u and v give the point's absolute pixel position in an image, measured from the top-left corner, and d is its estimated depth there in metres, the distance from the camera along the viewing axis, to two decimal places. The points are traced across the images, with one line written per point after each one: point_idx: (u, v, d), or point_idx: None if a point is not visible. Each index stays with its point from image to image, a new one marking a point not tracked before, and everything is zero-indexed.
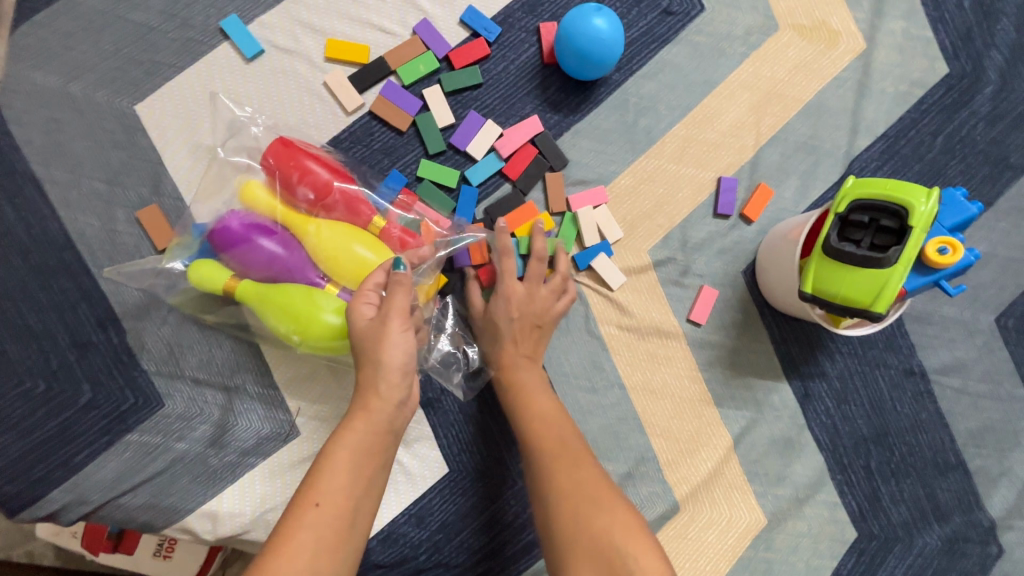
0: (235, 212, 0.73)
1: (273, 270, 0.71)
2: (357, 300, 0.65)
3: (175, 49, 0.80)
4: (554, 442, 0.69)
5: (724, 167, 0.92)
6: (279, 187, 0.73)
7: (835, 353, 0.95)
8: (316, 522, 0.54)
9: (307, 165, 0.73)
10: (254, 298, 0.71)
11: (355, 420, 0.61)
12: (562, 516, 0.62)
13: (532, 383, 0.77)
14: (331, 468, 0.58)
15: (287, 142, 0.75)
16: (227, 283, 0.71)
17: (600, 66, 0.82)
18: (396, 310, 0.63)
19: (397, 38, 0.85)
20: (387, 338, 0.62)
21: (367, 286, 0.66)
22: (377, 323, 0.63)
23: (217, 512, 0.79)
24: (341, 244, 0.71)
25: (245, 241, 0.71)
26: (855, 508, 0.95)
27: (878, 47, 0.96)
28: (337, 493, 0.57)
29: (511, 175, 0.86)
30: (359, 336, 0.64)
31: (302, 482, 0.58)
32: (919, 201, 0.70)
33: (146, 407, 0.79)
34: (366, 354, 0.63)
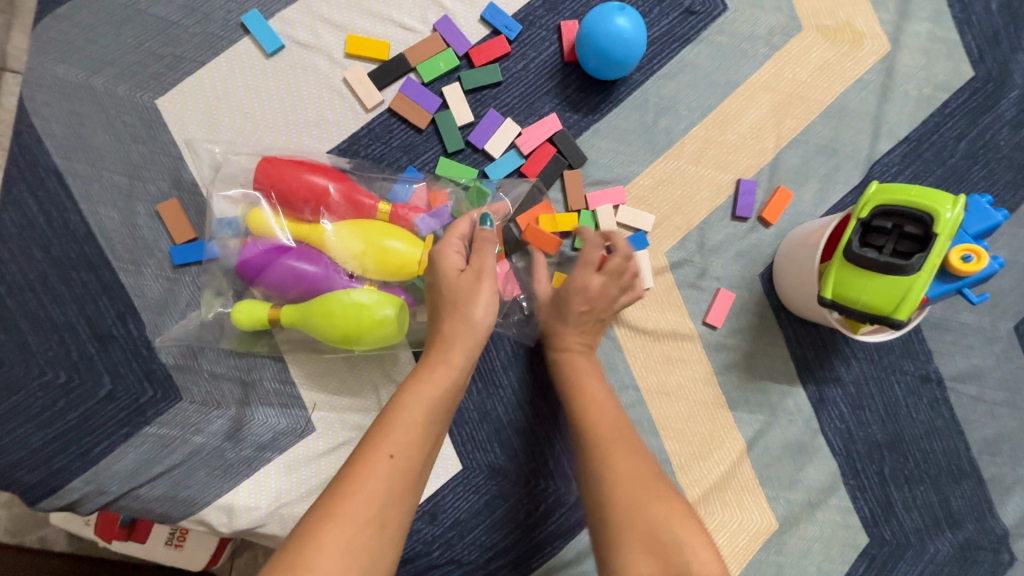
0: (248, 242, 0.74)
1: (306, 284, 0.73)
2: (446, 247, 0.69)
3: (196, 43, 0.80)
4: (608, 424, 0.68)
5: (745, 168, 0.91)
6: (289, 206, 0.75)
7: (851, 359, 0.95)
8: (387, 474, 0.54)
9: (300, 177, 0.75)
10: (297, 316, 0.73)
11: (435, 374, 0.63)
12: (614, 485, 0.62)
13: (588, 372, 0.76)
14: (403, 421, 0.58)
15: (273, 162, 0.76)
16: (270, 313, 0.74)
17: (621, 66, 0.81)
18: (488, 273, 0.68)
19: (417, 35, 0.84)
20: (478, 293, 0.66)
21: (453, 235, 0.71)
22: (471, 277, 0.67)
23: (233, 505, 0.80)
24: (362, 241, 0.73)
25: (271, 268, 0.73)
26: (867, 513, 0.95)
27: (903, 49, 0.94)
28: (408, 445, 0.57)
29: (529, 174, 0.86)
30: (448, 284, 0.67)
31: (370, 432, 0.58)
32: (945, 208, 0.69)
33: (165, 400, 0.80)
34: (457, 305, 0.66)
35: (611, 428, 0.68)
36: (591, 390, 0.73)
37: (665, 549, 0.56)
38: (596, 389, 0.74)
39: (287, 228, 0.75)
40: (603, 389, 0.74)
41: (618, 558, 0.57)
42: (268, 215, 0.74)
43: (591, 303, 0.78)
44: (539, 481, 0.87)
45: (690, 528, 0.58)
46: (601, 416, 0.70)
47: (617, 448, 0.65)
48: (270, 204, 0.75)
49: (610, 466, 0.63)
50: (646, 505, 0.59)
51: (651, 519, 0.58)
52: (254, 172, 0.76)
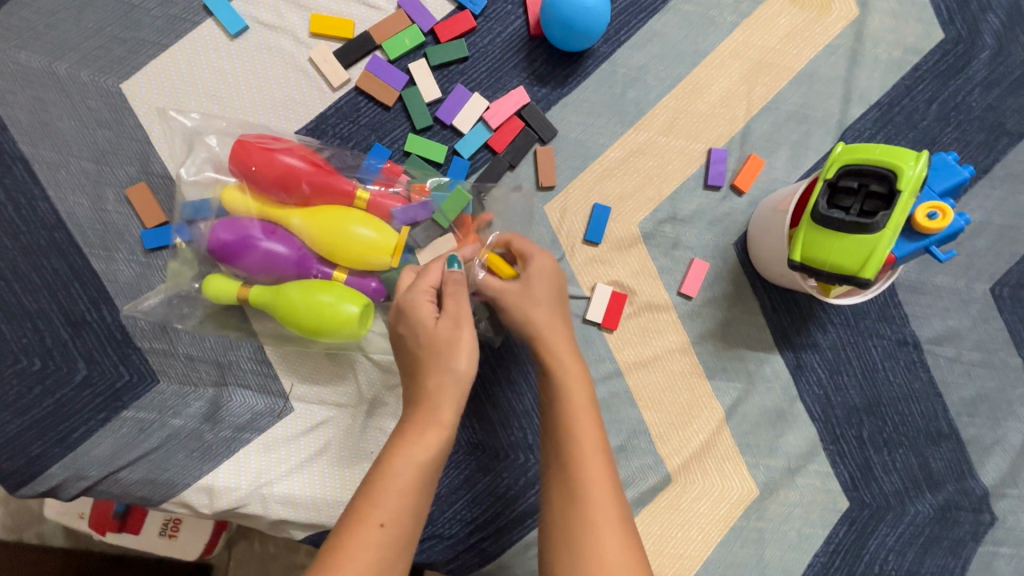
0: (222, 224, 0.74)
1: (282, 271, 0.74)
2: (419, 298, 0.67)
3: (158, 26, 0.80)
4: (603, 487, 0.62)
5: (715, 137, 0.91)
6: (258, 187, 0.74)
7: (827, 325, 0.95)
8: (375, 542, 0.56)
9: (276, 161, 0.73)
10: (269, 300, 0.74)
11: (421, 432, 0.62)
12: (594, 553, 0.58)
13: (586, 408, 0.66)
14: (389, 489, 0.58)
15: (247, 145, 0.73)
16: (240, 293, 0.75)
17: (586, 37, 0.81)
18: (462, 316, 0.67)
19: (382, 13, 0.84)
20: (458, 343, 0.65)
21: (424, 284, 0.68)
22: (449, 326, 0.66)
23: (213, 487, 0.81)
24: (340, 230, 0.74)
25: (245, 252, 0.74)
26: (847, 478, 0.96)
27: (872, 13, 0.94)
28: (401, 516, 0.58)
29: (497, 148, 0.86)
30: (428, 336, 0.65)
31: (362, 496, 0.59)
32: (907, 164, 0.69)
33: (141, 384, 0.81)
34: (439, 360, 0.65)
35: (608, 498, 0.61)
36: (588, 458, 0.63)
37: None
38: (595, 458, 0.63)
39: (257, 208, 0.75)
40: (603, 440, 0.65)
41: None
42: (239, 194, 0.74)
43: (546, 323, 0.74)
44: (516, 455, 0.88)
45: None
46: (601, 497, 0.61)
47: (608, 523, 0.59)
48: (242, 183, 0.74)
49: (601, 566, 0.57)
50: None
51: None
52: (230, 154, 0.74)
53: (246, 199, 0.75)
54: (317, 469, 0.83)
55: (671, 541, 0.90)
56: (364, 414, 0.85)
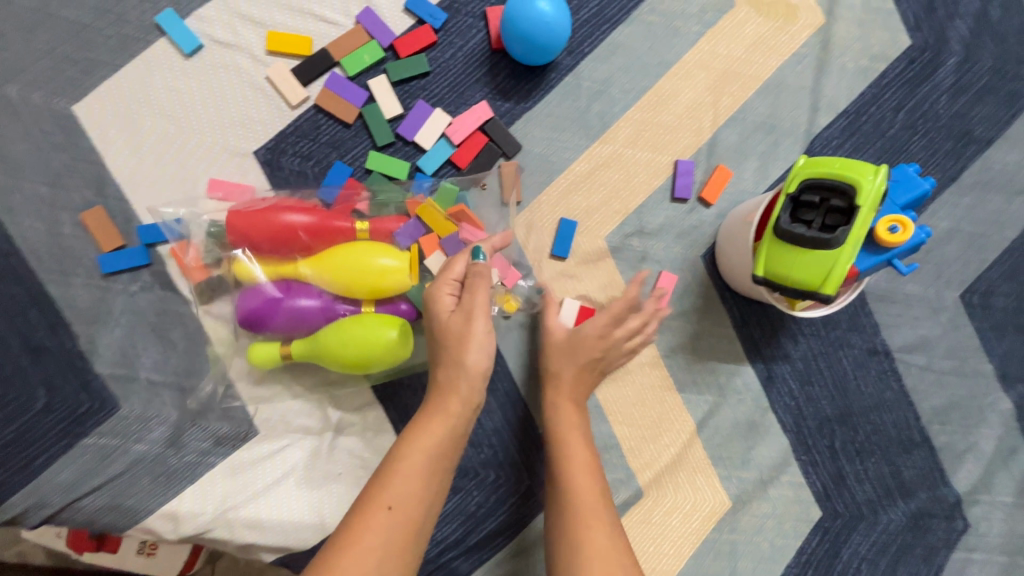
0: (243, 294, 0.76)
1: (315, 321, 0.76)
2: (439, 290, 0.72)
3: (111, 46, 0.78)
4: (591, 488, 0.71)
5: (682, 149, 0.90)
6: (265, 251, 0.76)
7: (798, 335, 0.95)
8: (386, 523, 0.60)
9: (276, 221, 0.76)
10: (312, 352, 0.75)
11: (433, 424, 0.68)
12: (584, 542, 0.66)
13: (569, 419, 0.78)
14: (404, 473, 0.64)
15: (243, 215, 0.76)
16: (283, 353, 0.77)
17: (546, 51, 0.80)
18: (477, 306, 0.71)
19: (340, 29, 0.83)
20: (471, 335, 0.70)
21: (447, 276, 0.74)
22: (461, 317, 0.70)
23: (178, 512, 0.80)
24: (358, 267, 0.75)
25: (274, 314, 0.75)
26: (819, 488, 0.96)
27: (838, 21, 0.93)
28: (410, 498, 0.63)
29: (460, 163, 0.85)
30: (442, 328, 0.71)
31: (376, 479, 0.64)
32: (866, 178, 0.69)
33: (102, 410, 0.79)
34: (452, 354, 0.70)
35: (591, 490, 0.71)
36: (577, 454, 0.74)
37: None
38: (581, 454, 0.75)
39: (270, 272, 0.76)
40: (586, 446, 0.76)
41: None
42: (247, 263, 0.76)
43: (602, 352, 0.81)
44: (486, 472, 0.87)
45: None
46: (586, 487, 0.71)
47: (594, 521, 0.68)
48: (249, 253, 0.76)
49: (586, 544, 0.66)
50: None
51: None
52: (226, 231, 0.76)
53: (258, 267, 0.76)
54: (284, 492, 0.83)
55: (643, 556, 0.90)
56: (331, 436, 0.84)
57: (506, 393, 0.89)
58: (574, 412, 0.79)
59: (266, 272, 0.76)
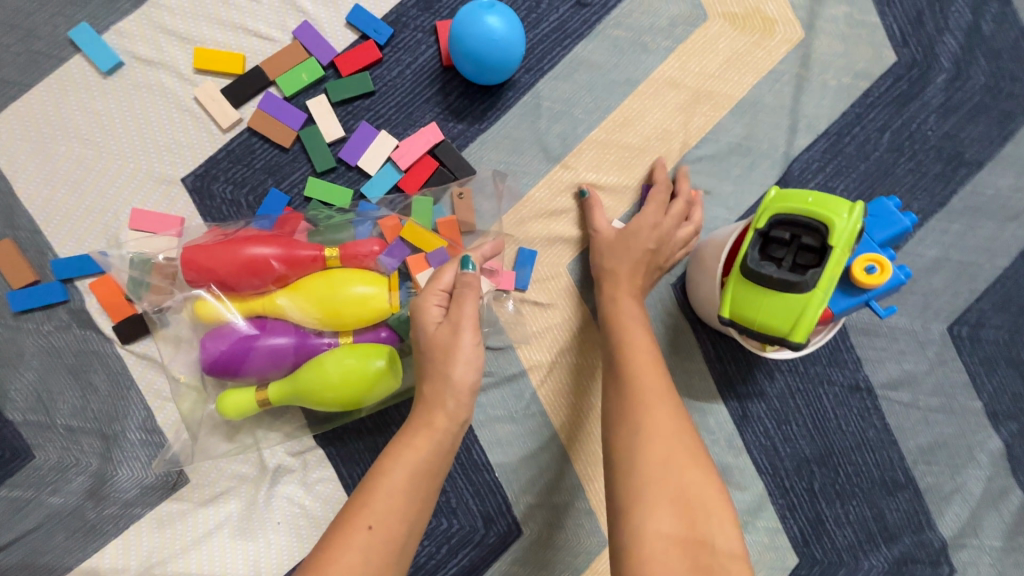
0: (211, 338, 0.70)
1: (290, 358, 0.70)
2: (427, 300, 0.65)
3: (20, 64, 0.71)
4: (652, 374, 0.65)
5: (650, 172, 0.84)
6: (234, 288, 0.70)
7: (774, 371, 0.89)
8: (363, 546, 0.54)
9: (239, 256, 0.69)
10: (289, 393, 0.69)
11: (416, 438, 0.61)
12: (651, 432, 0.60)
13: (629, 312, 0.73)
14: (384, 489, 0.57)
15: (204, 252, 0.69)
16: (258, 397, 0.70)
17: (499, 71, 0.74)
18: (465, 319, 0.64)
19: (276, 44, 0.76)
20: (459, 347, 0.62)
21: (434, 287, 0.66)
22: (449, 330, 0.63)
23: (98, 569, 0.74)
24: (334, 296, 0.69)
25: (246, 356, 0.69)
26: (797, 533, 0.90)
27: (819, 35, 0.87)
28: (390, 517, 0.56)
29: (408, 190, 0.79)
30: (427, 341, 0.64)
31: (351, 499, 0.57)
32: (839, 216, 0.63)
33: (14, 460, 0.73)
34: (436, 367, 0.62)
35: (655, 379, 0.64)
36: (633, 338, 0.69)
37: (691, 510, 0.56)
38: (638, 337, 0.69)
39: (241, 309, 0.71)
40: (646, 335, 0.70)
41: (643, 506, 0.56)
42: (216, 304, 0.70)
43: (656, 244, 0.77)
44: (437, 520, 0.82)
45: (724, 512, 0.57)
46: (646, 364, 0.66)
47: (657, 403, 0.62)
48: (216, 292, 0.71)
49: (645, 419, 0.61)
50: (682, 470, 0.58)
51: (680, 482, 0.57)
52: (185, 271, 0.70)
53: (225, 307, 0.71)
54: (215, 546, 0.76)
55: None
56: (267, 484, 0.78)
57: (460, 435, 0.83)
58: (633, 304, 0.74)
59: (238, 311, 0.71)
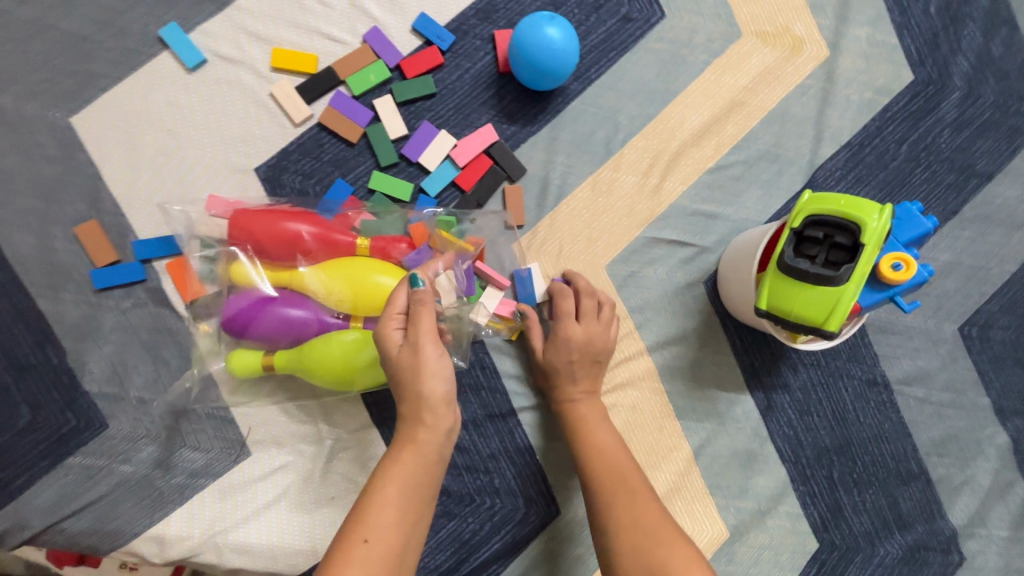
0: (236, 296, 0.74)
1: (300, 330, 0.73)
2: (385, 326, 0.67)
3: (111, 59, 0.77)
4: (611, 472, 0.75)
5: (687, 175, 0.90)
6: (267, 255, 0.75)
7: (798, 364, 0.95)
8: (364, 559, 0.59)
9: (279, 227, 0.74)
10: (293, 363, 0.73)
11: (401, 453, 0.66)
12: (619, 527, 0.70)
13: (590, 416, 0.81)
14: (378, 504, 0.63)
15: (251, 216, 0.75)
16: (264, 359, 0.74)
17: (554, 77, 0.80)
18: (424, 335, 0.66)
19: (347, 47, 0.82)
20: (423, 366, 0.66)
21: (391, 312, 0.68)
22: (410, 352, 0.66)
23: (164, 535, 0.78)
24: (357, 279, 0.73)
25: (261, 320, 0.73)
26: (816, 518, 0.95)
27: (843, 54, 0.94)
28: (383, 529, 0.61)
29: (463, 186, 0.85)
30: (394, 365, 0.67)
31: (349, 514, 0.63)
32: (871, 217, 0.69)
33: (88, 429, 0.77)
34: (408, 385, 0.66)
35: (615, 474, 0.75)
36: (601, 439, 0.79)
37: None
38: (602, 436, 0.79)
39: (269, 276, 0.74)
40: (609, 434, 0.79)
41: None
42: (247, 266, 0.74)
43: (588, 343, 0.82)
44: (482, 499, 0.86)
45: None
46: (608, 463, 0.76)
47: (621, 495, 0.72)
48: (250, 255, 0.75)
49: (617, 518, 0.70)
50: (650, 550, 0.67)
51: (654, 562, 0.66)
52: (229, 229, 0.76)
53: (253, 272, 0.74)
54: (275, 516, 0.81)
55: None
56: (324, 460, 0.83)
57: (504, 419, 0.87)
58: (591, 405, 0.82)
59: (267, 278, 0.74)
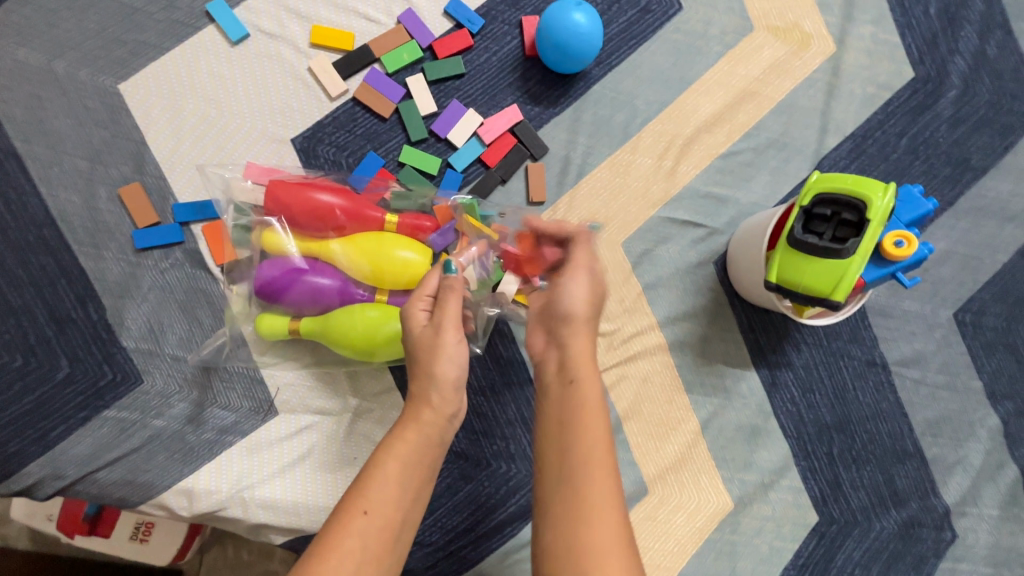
0: (266, 263, 0.76)
1: (328, 300, 0.76)
2: (412, 306, 0.68)
3: (160, 30, 0.82)
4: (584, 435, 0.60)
5: (700, 159, 0.95)
6: (300, 226, 0.77)
7: (801, 344, 0.99)
8: (361, 531, 0.57)
9: (313, 200, 0.76)
10: (320, 332, 0.76)
11: (406, 430, 0.64)
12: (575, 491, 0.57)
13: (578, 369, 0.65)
14: (380, 477, 0.61)
15: (287, 186, 0.77)
16: (289, 326, 0.77)
17: (578, 61, 0.84)
18: (448, 319, 0.66)
19: (382, 26, 0.86)
20: (442, 347, 0.65)
21: (420, 292, 0.69)
22: (431, 332, 0.66)
23: (193, 489, 0.80)
24: (385, 254, 0.75)
25: (292, 289, 0.75)
26: (817, 493, 0.99)
27: (848, 50, 0.99)
28: (384, 504, 0.59)
29: (488, 162, 0.88)
30: (414, 345, 0.67)
31: (351, 486, 0.61)
32: (876, 195, 0.74)
33: (124, 383, 0.80)
34: (422, 365, 0.66)
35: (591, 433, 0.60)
36: (578, 377, 0.64)
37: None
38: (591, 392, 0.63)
39: (301, 245, 0.77)
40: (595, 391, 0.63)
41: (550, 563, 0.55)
42: (280, 235, 0.76)
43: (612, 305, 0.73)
44: (498, 464, 0.89)
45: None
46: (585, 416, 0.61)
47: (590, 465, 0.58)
48: (283, 225, 0.77)
49: (576, 482, 0.57)
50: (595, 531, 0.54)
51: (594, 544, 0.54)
52: (264, 199, 0.78)
53: (286, 241, 0.76)
54: (299, 474, 0.83)
55: (647, 552, 0.93)
56: (348, 421, 0.85)
57: (521, 387, 0.90)
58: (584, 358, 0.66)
59: (297, 246, 0.76)
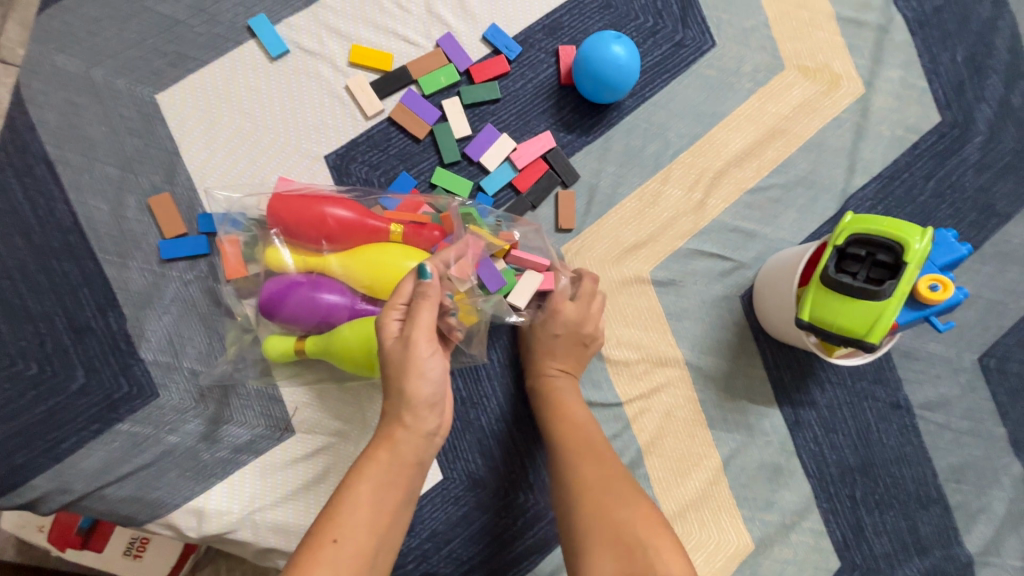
0: (268, 280, 0.75)
1: (330, 316, 0.73)
2: (385, 314, 0.62)
3: (201, 43, 0.82)
4: (582, 444, 0.75)
5: (729, 193, 0.95)
6: (296, 239, 0.75)
7: (825, 383, 0.98)
8: (334, 560, 0.55)
9: (310, 212, 0.74)
10: (323, 350, 0.73)
11: (378, 449, 0.62)
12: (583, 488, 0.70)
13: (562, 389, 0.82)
14: (353, 502, 0.59)
15: (282, 199, 0.75)
16: (295, 344, 0.75)
17: (615, 91, 0.85)
18: (421, 330, 0.61)
19: (420, 49, 0.87)
20: (410, 359, 0.60)
21: (394, 299, 0.63)
22: (400, 346, 0.61)
23: (203, 509, 0.77)
24: (388, 265, 0.72)
25: (291, 306, 0.73)
26: (839, 537, 0.97)
27: (876, 93, 1.01)
28: (357, 530, 0.57)
29: (520, 187, 0.88)
30: (386, 357, 0.62)
31: (322, 512, 0.59)
32: (914, 239, 0.73)
33: (139, 397, 0.78)
34: (393, 380, 0.62)
35: (581, 441, 0.75)
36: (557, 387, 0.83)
37: (629, 547, 0.63)
38: (575, 411, 0.80)
39: (299, 261, 0.75)
40: (581, 410, 0.80)
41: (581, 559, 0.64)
42: (279, 251, 0.75)
43: (566, 328, 0.84)
44: (516, 494, 0.87)
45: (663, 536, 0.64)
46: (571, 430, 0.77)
47: (588, 458, 0.73)
48: (282, 240, 0.75)
49: (581, 475, 0.71)
50: (612, 510, 0.66)
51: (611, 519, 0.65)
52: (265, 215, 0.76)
53: (286, 257, 0.75)
54: (312, 498, 0.80)
55: None
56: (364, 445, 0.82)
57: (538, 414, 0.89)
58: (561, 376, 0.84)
59: (296, 261, 0.75)
